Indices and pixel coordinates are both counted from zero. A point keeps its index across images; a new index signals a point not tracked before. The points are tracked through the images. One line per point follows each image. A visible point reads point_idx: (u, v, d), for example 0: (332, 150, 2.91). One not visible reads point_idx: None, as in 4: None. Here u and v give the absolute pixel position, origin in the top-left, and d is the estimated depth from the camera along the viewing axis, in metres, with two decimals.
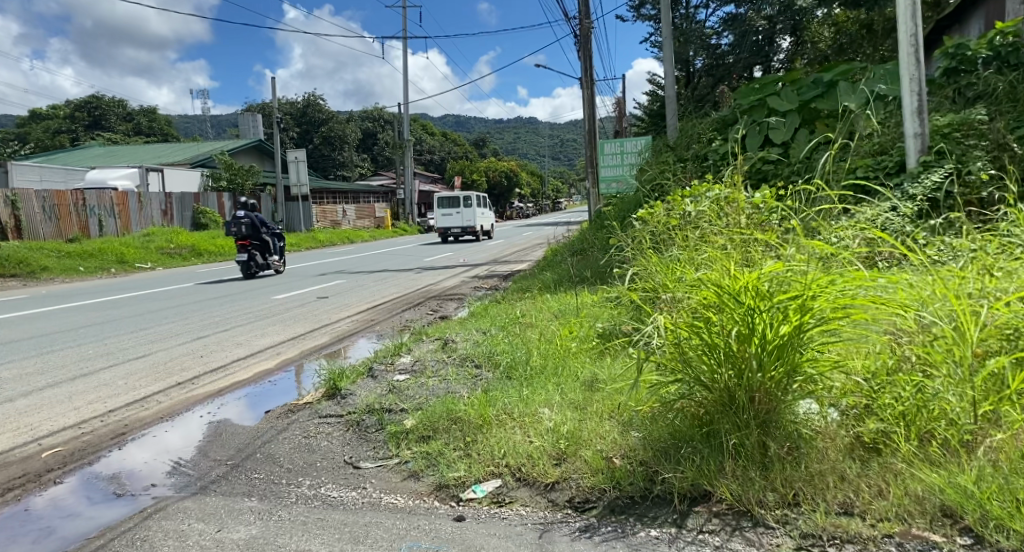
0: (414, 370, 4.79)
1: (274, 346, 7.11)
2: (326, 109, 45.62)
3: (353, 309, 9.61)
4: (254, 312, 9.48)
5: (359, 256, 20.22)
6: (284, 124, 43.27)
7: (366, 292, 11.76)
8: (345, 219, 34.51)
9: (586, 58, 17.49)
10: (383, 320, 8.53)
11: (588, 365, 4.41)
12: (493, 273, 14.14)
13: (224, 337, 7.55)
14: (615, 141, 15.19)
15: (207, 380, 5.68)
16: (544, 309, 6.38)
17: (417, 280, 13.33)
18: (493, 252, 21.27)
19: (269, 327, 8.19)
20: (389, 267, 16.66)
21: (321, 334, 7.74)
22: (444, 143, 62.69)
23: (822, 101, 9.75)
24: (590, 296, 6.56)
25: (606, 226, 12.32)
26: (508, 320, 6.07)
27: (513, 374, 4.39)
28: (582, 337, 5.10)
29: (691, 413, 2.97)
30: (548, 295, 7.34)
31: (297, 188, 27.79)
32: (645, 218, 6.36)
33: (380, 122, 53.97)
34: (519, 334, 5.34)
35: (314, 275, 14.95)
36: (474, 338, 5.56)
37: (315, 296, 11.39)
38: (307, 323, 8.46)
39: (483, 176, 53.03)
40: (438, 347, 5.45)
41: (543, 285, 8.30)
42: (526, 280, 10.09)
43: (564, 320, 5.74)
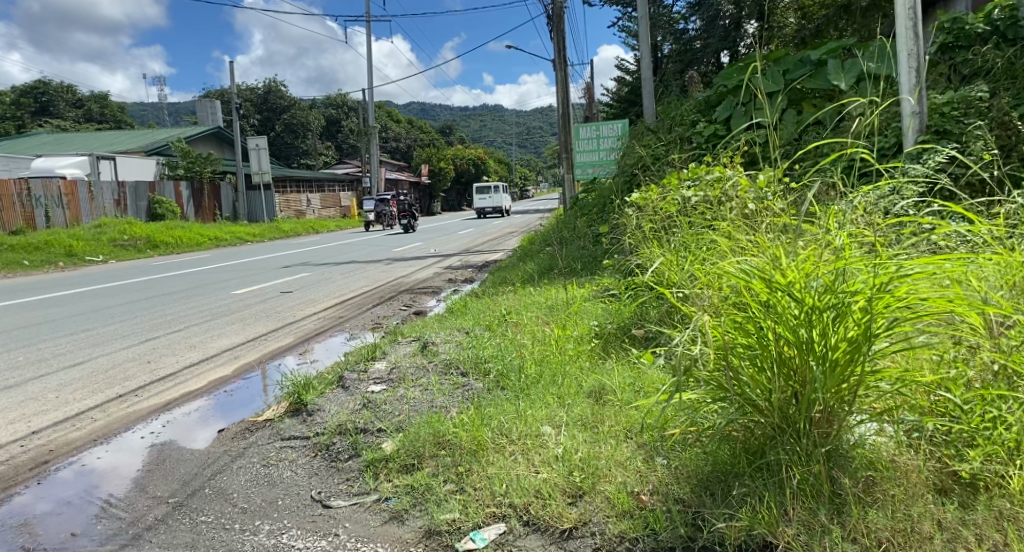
0: (391, 379, 4.20)
1: (232, 349, 6.45)
2: (287, 95, 44.34)
3: (319, 305, 8.96)
4: (211, 310, 8.77)
5: (324, 247, 19.44)
6: (244, 111, 41.88)
7: (333, 285, 11.10)
8: (309, 208, 33.56)
9: (558, 40, 16.90)
10: (353, 317, 7.91)
11: (592, 371, 3.90)
12: (468, 263, 13.54)
13: (176, 339, 6.87)
14: (590, 126, 14.66)
15: (154, 391, 5.02)
16: (529, 305, 5.86)
17: (388, 272, 12.67)
18: (464, 241, 20.65)
19: (227, 327, 7.50)
20: (358, 258, 15.94)
21: (286, 333, 7.10)
22: (410, 131, 61.74)
23: (810, 81, 9.48)
24: (581, 289, 6.04)
25: (586, 215, 11.84)
26: (491, 317, 5.53)
27: (505, 383, 3.83)
28: (576, 337, 4.59)
29: (739, 440, 2.46)
30: (535, 288, 6.81)
31: (258, 176, 26.75)
32: (640, 203, 5.85)
33: (343, 109, 52.76)
34: (507, 335, 4.80)
35: (277, 267, 14.18)
36: (457, 338, 4.99)
37: (279, 290, 10.69)
38: (269, 321, 7.79)
39: (450, 163, 52.28)
40: (418, 350, 4.87)
41: (528, 278, 7.75)
42: (504, 271, 9.55)
43: (556, 317, 5.20)
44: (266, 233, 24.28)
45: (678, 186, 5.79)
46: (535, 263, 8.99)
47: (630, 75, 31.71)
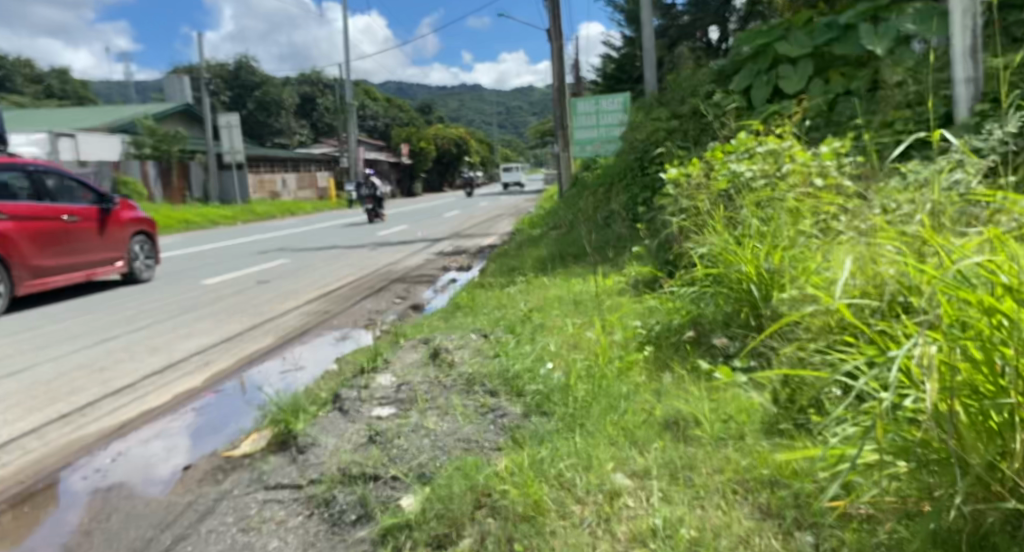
0: (401, 399, 3.38)
1: (204, 352, 5.58)
2: (261, 73, 42.83)
3: (303, 296, 8.12)
4: (181, 303, 7.85)
5: (303, 231, 18.47)
6: (216, 89, 40.39)
7: (316, 273, 10.24)
8: (285, 190, 32.48)
9: (552, 10, 15.98)
10: (342, 312, 7.08)
11: (660, 391, 3.15)
12: (460, 249, 12.71)
13: (138, 340, 5.97)
14: (589, 100, 13.90)
15: (108, 408, 4.15)
16: (557, 303, 5.12)
17: (374, 259, 11.81)
18: (449, 225, 19.78)
19: (197, 324, 6.61)
20: (340, 243, 15.02)
21: (265, 332, 6.23)
22: (388, 111, 60.40)
23: (839, 46, 8.83)
24: (610, 286, 5.29)
25: (589, 198, 11.09)
26: (512, 316, 4.78)
27: (547, 406, 3.07)
28: (621, 342, 3.84)
29: (961, 532, 1.67)
30: (556, 281, 6.05)
31: (232, 156, 25.52)
32: (677, 181, 5.11)
33: (319, 88, 51.32)
34: (540, 340, 4.05)
35: (253, 253, 13.22)
36: (477, 343, 4.18)
37: (257, 279, 9.77)
38: (245, 317, 6.90)
39: (431, 144, 51.25)
40: (428, 358, 4.04)
41: (540, 271, 6.96)
42: (506, 258, 8.81)
43: (590, 319, 4.44)
44: (240, 215, 23.18)
45: (722, 161, 5.02)
46: (543, 252, 8.21)
47: (613, 52, 30.90)
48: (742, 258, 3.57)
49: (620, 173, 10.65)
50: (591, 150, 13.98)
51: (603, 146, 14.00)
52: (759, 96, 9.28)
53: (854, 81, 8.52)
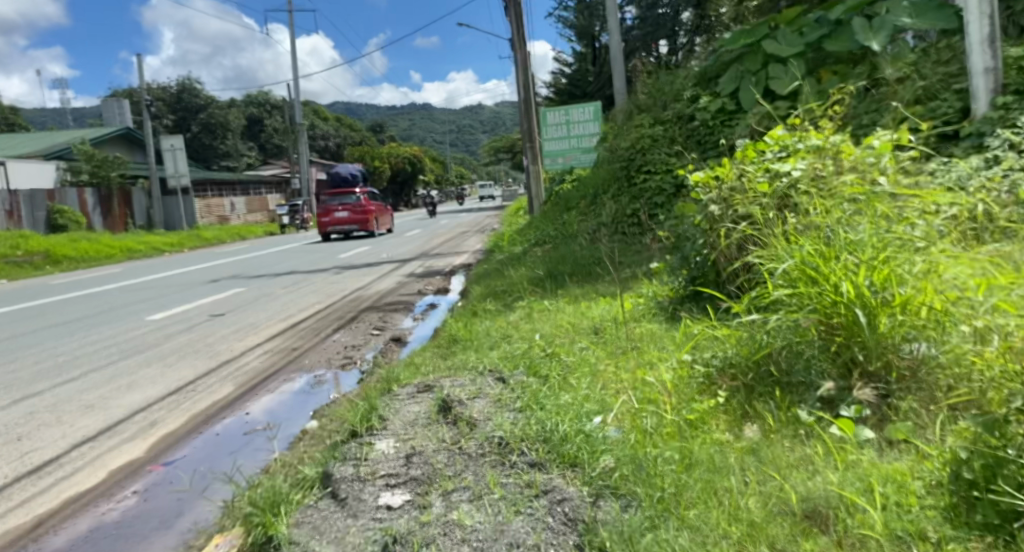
0: (417, 478, 2.57)
1: (148, 409, 4.66)
2: (205, 94, 41.31)
3: (265, 331, 7.22)
4: (122, 345, 6.87)
5: (257, 257, 17.43)
6: (158, 112, 38.76)
7: (275, 303, 9.32)
8: (235, 214, 31.23)
9: (516, 18, 15.40)
10: (312, 349, 6.22)
11: (756, 455, 2.38)
12: (431, 270, 11.93)
13: (65, 398, 5.02)
14: (559, 110, 13.47)
15: (20, 499, 3.26)
16: (575, 334, 4.34)
17: (339, 284, 10.94)
18: (413, 244, 18.92)
19: (140, 373, 5.68)
20: (300, 267, 14.08)
21: (224, 379, 5.32)
22: (339, 131, 59.33)
23: (831, 42, 8.32)
24: (629, 314, 4.58)
25: (570, 211, 10.48)
26: (525, 354, 4.00)
27: (620, 484, 2.27)
28: (677, 383, 3.07)
29: None
30: (565, 310, 5.30)
31: (174, 179, 23.95)
32: (704, 184, 4.39)
33: (267, 108, 49.94)
34: (571, 385, 3.26)
35: (203, 282, 12.20)
36: (497, 392, 3.38)
37: (210, 312, 8.81)
38: (198, 360, 5.99)
39: (385, 163, 50.32)
40: (436, 414, 3.24)
41: (542, 296, 6.19)
42: (488, 280, 8.09)
43: (620, 356, 3.69)
44: (187, 242, 21.90)
45: (751, 160, 4.31)
46: (532, 274, 7.48)
47: (565, 68, 30.81)
48: (839, 271, 2.81)
49: (605, 183, 10.00)
50: (566, 161, 13.63)
51: (575, 157, 13.57)
52: (748, 99, 8.74)
53: (850, 79, 8.01)
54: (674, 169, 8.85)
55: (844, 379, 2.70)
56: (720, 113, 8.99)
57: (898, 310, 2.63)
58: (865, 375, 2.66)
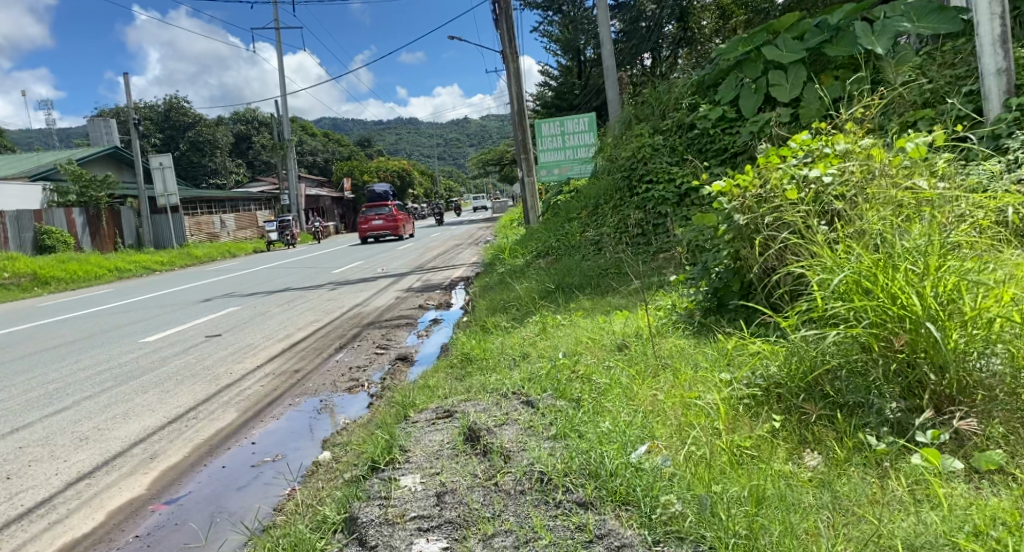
0: (451, 521, 2.34)
1: (146, 440, 4.40)
2: (192, 111, 40.98)
3: (263, 353, 6.97)
4: (115, 370, 6.60)
5: (248, 274, 17.12)
6: (144, 130, 38.37)
7: (272, 322, 9.06)
8: (224, 230, 30.91)
9: (509, 29, 15.27)
10: (315, 370, 5.98)
11: (831, 490, 2.16)
12: (429, 284, 11.70)
13: (58, 429, 4.75)
14: (553, 121, 13.31)
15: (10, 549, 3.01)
16: (598, 350, 4.12)
17: (335, 300, 10.69)
18: (407, 258, 18.67)
19: (136, 400, 5.42)
20: (294, 284, 13.81)
21: (226, 405, 5.07)
22: (327, 146, 59.09)
23: (833, 47, 8.11)
24: (651, 326, 4.37)
25: (571, 222, 10.28)
26: (548, 373, 3.77)
27: (685, 529, 2.04)
28: (722, 404, 2.85)
29: None
30: (582, 325, 5.09)
31: (164, 198, 23.60)
32: (729, 190, 4.19)
33: (255, 124, 49.64)
34: (606, 409, 3.03)
35: (195, 302, 11.93)
36: (527, 419, 3.15)
37: (205, 333, 8.54)
38: (196, 385, 5.74)
39: (374, 177, 50.08)
40: (462, 445, 3.03)
41: (553, 310, 5.98)
42: (492, 295, 7.87)
43: (649, 374, 3.48)
44: (176, 260, 21.56)
45: (776, 165, 4.10)
46: (539, 286, 7.27)
47: (554, 80, 30.77)
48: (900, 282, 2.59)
49: (606, 192, 9.82)
50: (562, 172, 13.45)
51: (570, 167, 13.44)
52: (748, 106, 8.56)
53: (854, 83, 7.92)
54: (677, 177, 8.69)
55: (909, 400, 2.48)
56: (720, 121, 8.83)
57: (969, 325, 2.41)
58: (936, 398, 2.45)
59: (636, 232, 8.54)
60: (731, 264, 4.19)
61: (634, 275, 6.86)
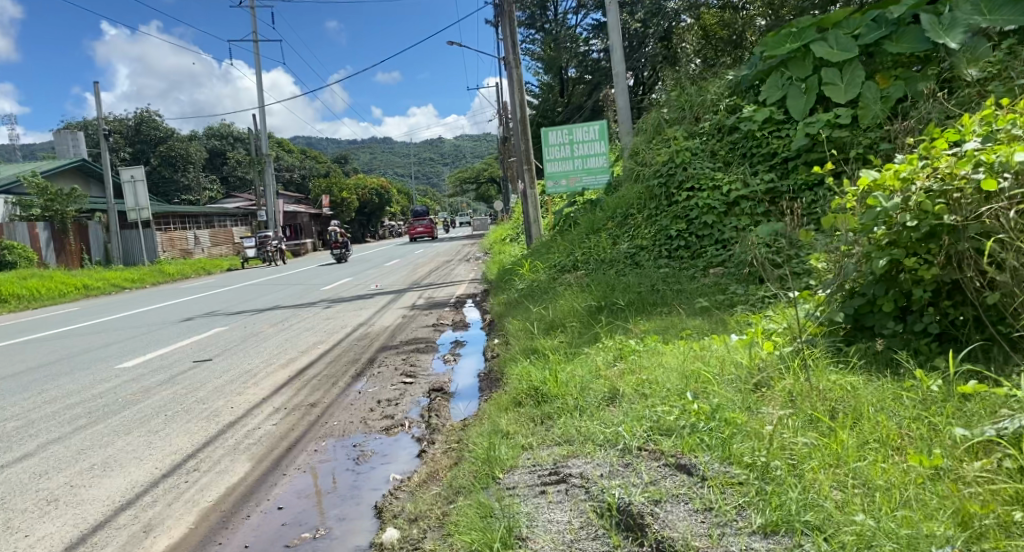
0: None
1: (136, 504, 3.41)
2: (162, 125, 39.57)
3: (263, 382, 5.96)
4: (89, 403, 5.53)
5: (227, 291, 15.93)
6: (113, 144, 36.85)
7: (265, 344, 8.03)
8: (197, 246, 29.63)
9: (510, 34, 14.47)
10: (333, 406, 5.00)
11: None
12: (432, 302, 10.74)
13: (17, 487, 3.72)
14: (562, 129, 12.48)
15: None
16: (721, 386, 3.24)
17: (332, 320, 9.66)
18: (398, 275, 17.65)
19: (117, 444, 4.39)
20: (280, 302, 12.71)
21: (234, 452, 4.08)
22: (302, 162, 57.80)
23: (893, 44, 7.57)
24: (783, 352, 3.51)
25: (594, 233, 9.42)
26: (677, 419, 2.85)
27: None
28: (1005, 481, 2.03)
29: None
30: (673, 351, 4.20)
31: (134, 212, 22.28)
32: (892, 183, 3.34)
33: (228, 139, 48.27)
34: (819, 481, 2.17)
35: (174, 321, 10.80)
36: (698, 495, 2.22)
37: (192, 357, 7.47)
38: (191, 425, 4.72)
39: (352, 193, 49.02)
40: (616, 537, 2.14)
41: (620, 332, 5.07)
42: (522, 315, 6.97)
43: (835, 421, 2.61)
44: (147, 278, 20.26)
45: (949, 149, 3.28)
46: (585, 302, 6.39)
47: (536, 96, 30.17)
48: None
49: (637, 200, 8.98)
50: (570, 184, 12.57)
51: (580, 178, 12.55)
52: (798, 107, 7.90)
53: (917, 82, 7.28)
54: (722, 184, 7.89)
55: None
56: (767, 123, 8.13)
57: None
58: None
59: (678, 244, 7.73)
60: (880, 277, 3.39)
61: (697, 299, 6.03)
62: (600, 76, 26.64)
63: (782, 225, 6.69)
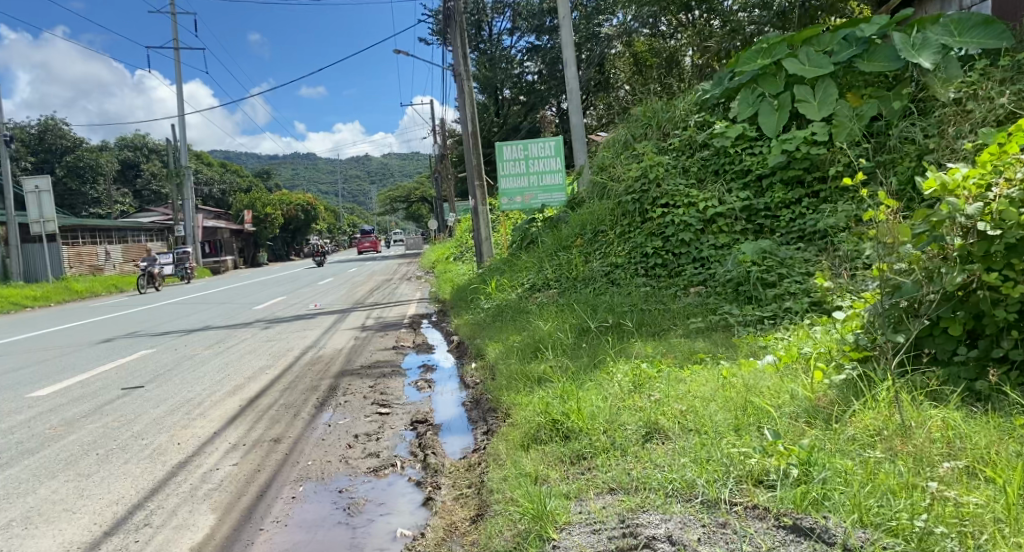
0: None
1: None
2: (70, 134, 37.05)
3: (211, 413, 5.21)
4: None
5: (149, 310, 14.72)
6: (14, 152, 34.10)
7: (203, 368, 7.20)
8: (109, 262, 27.71)
9: (461, 47, 14.02)
10: (301, 441, 4.37)
11: None
12: (383, 323, 10.06)
13: None
14: (517, 144, 12.16)
15: None
16: (787, 422, 2.81)
17: (276, 341, 8.87)
18: (337, 294, 16.82)
19: (41, 492, 3.62)
20: (213, 322, 11.74)
21: (192, 500, 3.41)
22: (224, 176, 55.52)
23: (865, 63, 7.48)
24: (838, 382, 3.16)
25: (561, 249, 9.04)
26: (764, 463, 2.37)
27: None
28: None
29: None
30: (698, 377, 3.79)
31: (39, 225, 20.51)
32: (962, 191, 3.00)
33: (143, 151, 45.74)
34: None
35: (92, 342, 9.73)
36: None
37: (121, 383, 6.59)
38: (132, 466, 3.98)
39: (278, 210, 47.28)
40: None
41: (622, 357, 4.63)
42: (498, 337, 6.47)
43: (959, 471, 2.23)
44: (53, 295, 18.61)
45: (1020, 155, 3.00)
46: (567, 323, 5.93)
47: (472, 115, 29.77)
48: None
49: (608, 216, 8.65)
50: (525, 201, 12.15)
51: (535, 196, 12.12)
52: (770, 125, 7.75)
53: (889, 102, 7.23)
54: (697, 201, 7.62)
55: None
56: (740, 139, 7.96)
57: None
58: None
59: (654, 261, 7.41)
60: (949, 298, 3.07)
61: (691, 321, 5.67)
62: (534, 98, 26.49)
63: (768, 242, 6.45)
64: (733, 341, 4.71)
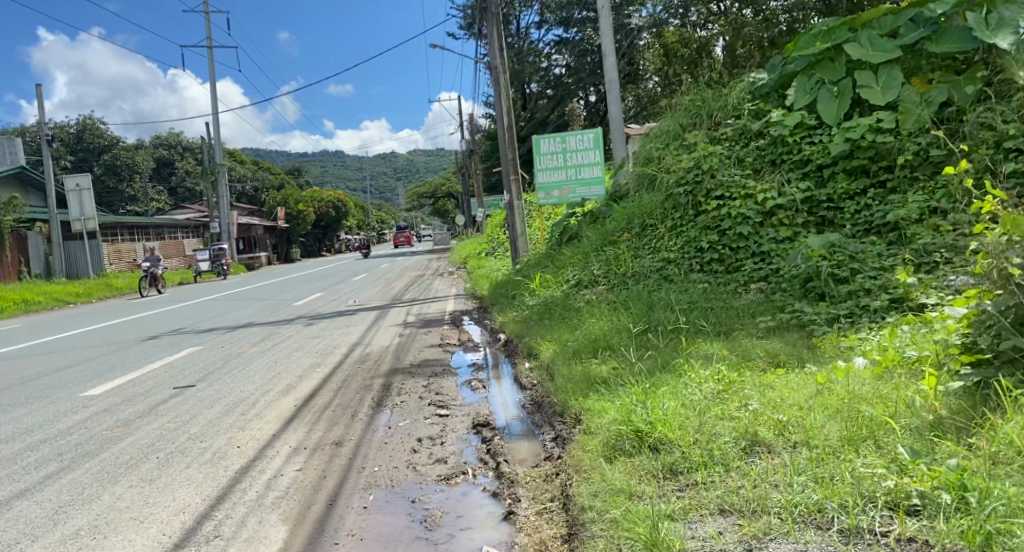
0: None
1: None
2: (107, 134, 37.63)
3: (265, 414, 5.09)
4: (56, 444, 4.58)
5: (189, 306, 14.78)
6: (53, 152, 34.69)
7: (250, 367, 7.12)
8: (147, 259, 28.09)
9: (496, 39, 13.80)
10: (362, 444, 4.22)
11: None
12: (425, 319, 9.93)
13: None
14: (554, 137, 11.84)
15: None
16: (913, 442, 2.60)
17: (320, 338, 8.78)
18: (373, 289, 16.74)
19: (105, 499, 3.51)
20: (255, 318, 11.72)
21: (260, 509, 3.28)
22: (256, 172, 56.06)
23: (934, 45, 7.14)
24: (956, 393, 2.93)
25: (607, 244, 8.81)
26: (903, 490, 2.32)
27: None
28: None
29: None
30: (786, 382, 3.56)
31: (80, 223, 20.79)
32: None
33: (177, 149, 46.34)
34: None
35: (137, 340, 9.72)
36: None
37: (171, 382, 6.53)
38: (193, 471, 3.87)
39: (309, 206, 47.62)
40: None
41: (692, 359, 4.40)
42: (551, 335, 6.27)
43: None
44: (94, 292, 18.85)
45: None
46: (625, 322, 5.70)
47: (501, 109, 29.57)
48: None
49: (657, 209, 8.39)
50: (563, 195, 11.89)
51: (574, 189, 11.88)
52: (831, 112, 7.42)
53: (960, 86, 6.86)
54: (754, 193, 7.33)
55: None
56: (798, 128, 7.62)
57: None
58: None
59: (710, 256, 7.15)
60: None
61: (757, 320, 5.41)
62: (563, 91, 26.17)
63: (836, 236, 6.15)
64: (810, 341, 4.45)
